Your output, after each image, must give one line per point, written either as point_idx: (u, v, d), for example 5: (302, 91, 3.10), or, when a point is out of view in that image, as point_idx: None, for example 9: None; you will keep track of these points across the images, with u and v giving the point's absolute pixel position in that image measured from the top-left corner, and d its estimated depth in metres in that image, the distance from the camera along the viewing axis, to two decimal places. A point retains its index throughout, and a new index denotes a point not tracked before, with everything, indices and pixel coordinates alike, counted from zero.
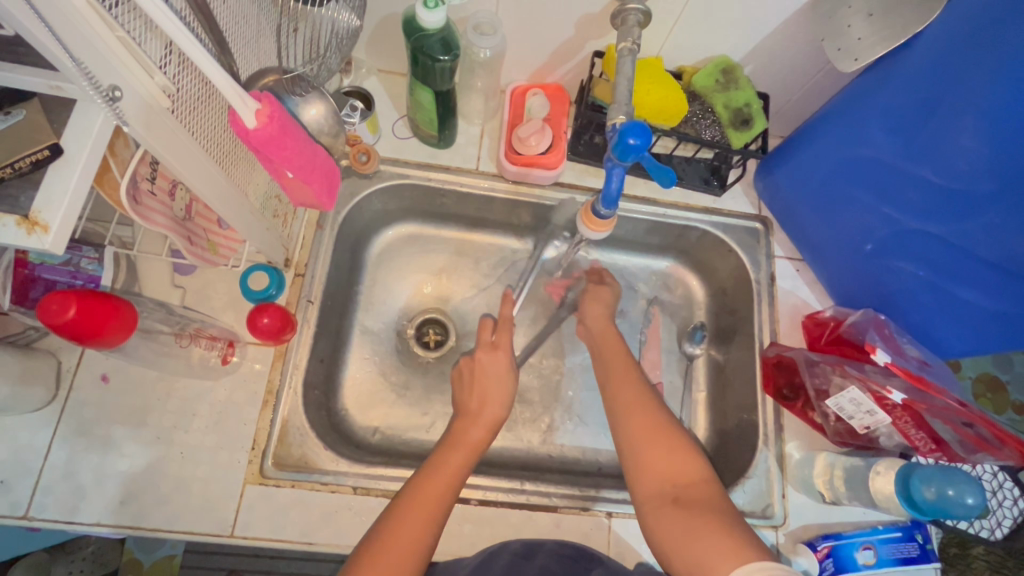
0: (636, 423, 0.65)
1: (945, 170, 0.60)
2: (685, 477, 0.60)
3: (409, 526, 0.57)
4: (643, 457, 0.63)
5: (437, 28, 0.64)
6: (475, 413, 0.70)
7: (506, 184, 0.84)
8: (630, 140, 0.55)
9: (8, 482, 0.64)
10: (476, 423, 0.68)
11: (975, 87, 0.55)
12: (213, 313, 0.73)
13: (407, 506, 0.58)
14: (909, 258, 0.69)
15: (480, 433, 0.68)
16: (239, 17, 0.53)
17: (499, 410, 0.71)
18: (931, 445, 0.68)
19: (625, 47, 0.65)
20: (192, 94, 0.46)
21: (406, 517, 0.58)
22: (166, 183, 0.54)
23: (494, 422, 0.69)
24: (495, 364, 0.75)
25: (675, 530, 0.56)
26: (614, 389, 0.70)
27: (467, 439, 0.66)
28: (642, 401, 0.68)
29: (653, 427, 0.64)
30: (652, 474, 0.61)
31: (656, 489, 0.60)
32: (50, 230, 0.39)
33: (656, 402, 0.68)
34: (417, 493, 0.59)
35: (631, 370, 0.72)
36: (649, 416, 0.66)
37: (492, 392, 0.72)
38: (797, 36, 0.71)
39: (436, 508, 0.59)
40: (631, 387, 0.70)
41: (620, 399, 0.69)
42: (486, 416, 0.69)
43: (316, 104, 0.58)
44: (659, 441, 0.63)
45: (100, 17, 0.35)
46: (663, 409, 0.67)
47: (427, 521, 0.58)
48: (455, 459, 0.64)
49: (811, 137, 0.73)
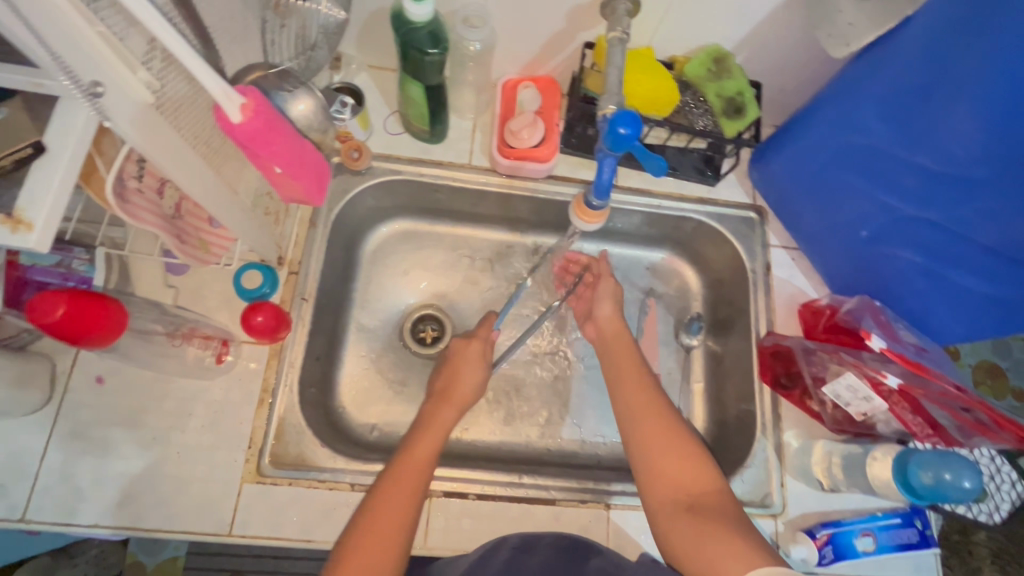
0: (647, 425, 0.65)
1: (942, 156, 0.60)
2: (697, 483, 0.60)
3: (398, 497, 0.59)
4: (654, 462, 0.62)
5: (425, 21, 0.64)
6: (448, 393, 0.72)
7: (499, 179, 0.83)
8: (620, 129, 0.55)
9: (5, 486, 0.64)
10: (449, 403, 0.71)
11: (968, 70, 0.54)
12: (207, 313, 0.72)
13: (398, 483, 0.60)
14: (906, 244, 0.69)
15: (450, 413, 0.70)
16: (224, 14, 0.53)
17: (469, 392, 0.73)
18: (929, 431, 0.68)
19: (616, 36, 0.64)
20: (178, 93, 0.46)
21: (393, 493, 0.59)
22: (154, 181, 0.53)
23: (463, 404, 0.72)
24: (469, 360, 0.76)
25: (686, 535, 0.57)
26: (622, 392, 0.70)
27: (437, 419, 0.68)
28: (654, 403, 0.67)
29: (664, 431, 0.64)
30: (665, 481, 0.61)
31: (670, 498, 0.60)
32: (33, 228, 0.38)
33: (665, 404, 0.67)
34: (400, 474, 0.61)
35: (640, 375, 0.71)
36: (659, 418, 0.65)
37: (463, 373, 0.74)
38: (789, 23, 0.71)
39: (417, 484, 0.61)
40: (638, 393, 0.69)
41: (630, 401, 0.68)
42: (460, 397, 0.72)
43: (304, 100, 0.57)
44: (669, 446, 0.63)
45: (80, 11, 0.35)
46: (672, 411, 0.67)
47: (410, 501, 0.59)
48: (431, 437, 0.66)
49: (804, 126, 0.73)
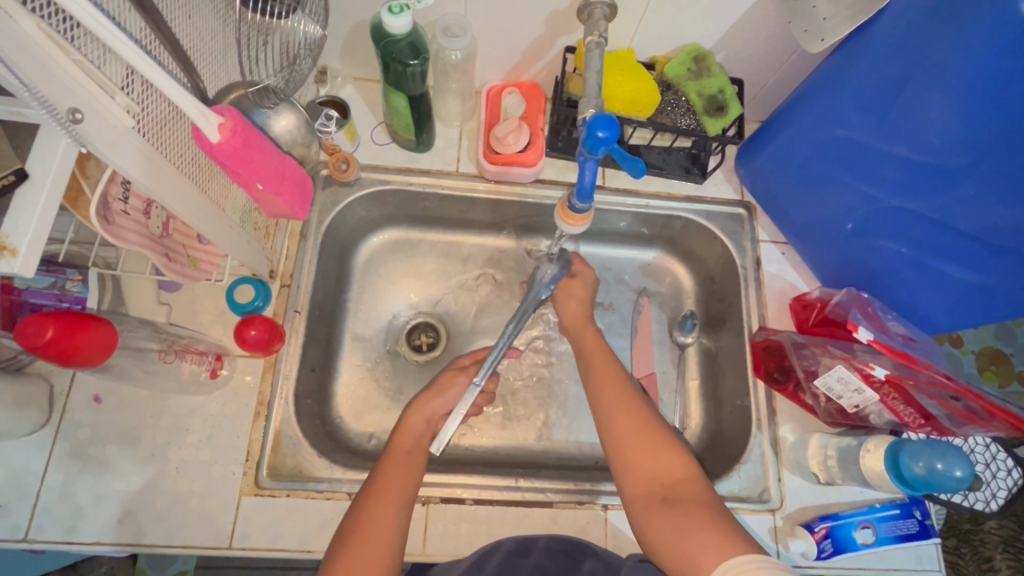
0: (622, 420, 0.66)
1: (918, 145, 0.60)
2: (671, 476, 0.61)
3: (385, 503, 0.61)
4: (628, 456, 0.63)
5: (404, 33, 0.64)
6: (423, 406, 0.73)
7: (487, 184, 0.84)
8: (599, 132, 0.55)
9: (8, 506, 0.64)
10: (415, 411, 0.72)
11: (940, 62, 0.54)
12: (201, 329, 0.73)
13: (385, 493, 0.61)
14: (890, 234, 0.69)
15: (417, 423, 0.72)
16: (204, 34, 0.54)
17: (438, 404, 0.74)
18: (920, 420, 0.68)
19: (594, 40, 0.64)
20: (159, 115, 0.47)
21: (379, 511, 0.60)
22: (140, 202, 0.54)
23: (432, 412, 0.74)
24: (448, 375, 0.77)
25: (664, 529, 0.56)
26: (598, 386, 0.70)
27: (404, 427, 0.71)
28: (632, 400, 0.68)
29: (644, 430, 0.64)
30: (639, 474, 0.61)
31: (643, 489, 0.61)
32: (18, 253, 0.39)
33: (638, 399, 0.68)
34: (385, 482, 0.62)
35: (613, 370, 0.72)
36: (632, 413, 0.66)
37: (444, 388, 0.76)
38: (766, 19, 0.71)
39: (403, 494, 0.62)
40: (613, 389, 0.69)
41: (603, 399, 0.69)
42: (427, 406, 0.73)
43: (286, 115, 0.60)
44: (643, 439, 0.63)
45: (53, 41, 0.36)
46: (642, 402, 0.68)
47: (398, 506, 0.61)
48: (405, 443, 0.68)
49: (786, 121, 0.73)
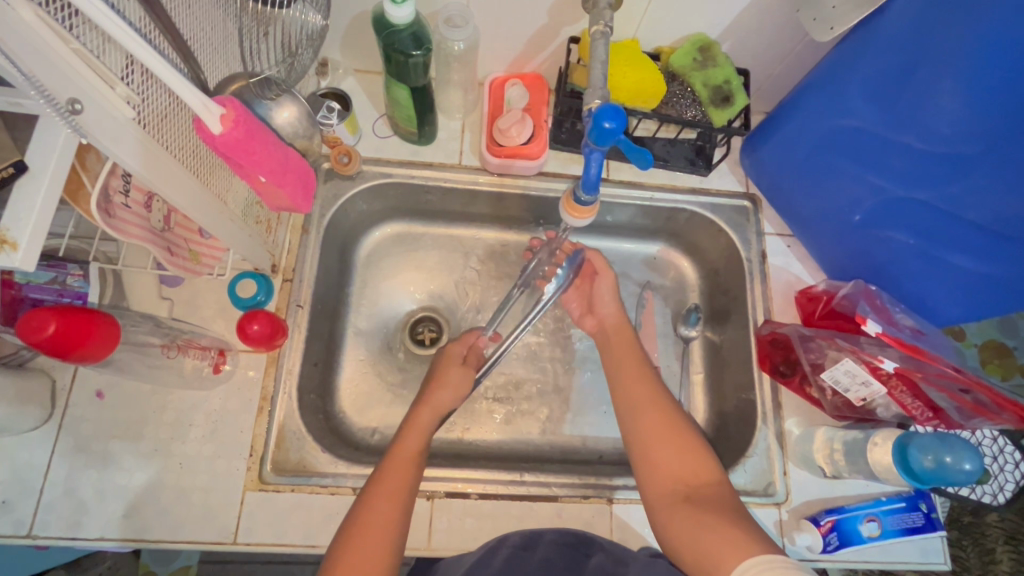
0: (648, 417, 0.66)
1: (928, 134, 0.59)
2: (699, 478, 0.60)
3: (383, 503, 0.60)
4: (654, 457, 0.63)
5: (406, 23, 0.63)
6: (430, 399, 0.72)
7: (490, 178, 0.83)
8: (606, 123, 0.55)
9: (11, 501, 0.64)
10: (425, 406, 0.71)
11: (952, 49, 0.53)
12: (203, 323, 0.73)
13: (383, 491, 0.61)
14: (898, 225, 0.68)
15: (431, 418, 0.71)
16: (204, 25, 0.54)
17: (452, 400, 0.74)
18: (929, 413, 0.68)
19: (598, 29, 0.64)
20: (160, 105, 0.46)
21: (371, 525, 0.58)
22: (141, 196, 0.53)
23: (442, 406, 0.72)
24: (450, 369, 0.76)
25: (687, 527, 0.56)
26: (627, 386, 0.70)
27: (416, 422, 0.69)
28: (660, 399, 0.68)
29: (664, 426, 0.65)
30: (664, 474, 0.61)
31: (668, 488, 0.60)
32: (18, 247, 0.39)
33: (667, 401, 0.67)
34: (385, 482, 0.62)
35: (640, 369, 0.71)
36: (659, 412, 0.66)
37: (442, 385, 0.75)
38: (772, 8, 0.70)
39: (404, 494, 0.62)
40: (638, 385, 0.70)
41: (632, 396, 0.69)
42: (439, 402, 0.72)
43: (288, 107, 0.59)
44: (674, 438, 0.63)
45: (52, 28, 0.35)
46: (672, 403, 0.67)
47: (398, 505, 0.60)
48: (412, 441, 0.67)
49: (793, 111, 0.72)
